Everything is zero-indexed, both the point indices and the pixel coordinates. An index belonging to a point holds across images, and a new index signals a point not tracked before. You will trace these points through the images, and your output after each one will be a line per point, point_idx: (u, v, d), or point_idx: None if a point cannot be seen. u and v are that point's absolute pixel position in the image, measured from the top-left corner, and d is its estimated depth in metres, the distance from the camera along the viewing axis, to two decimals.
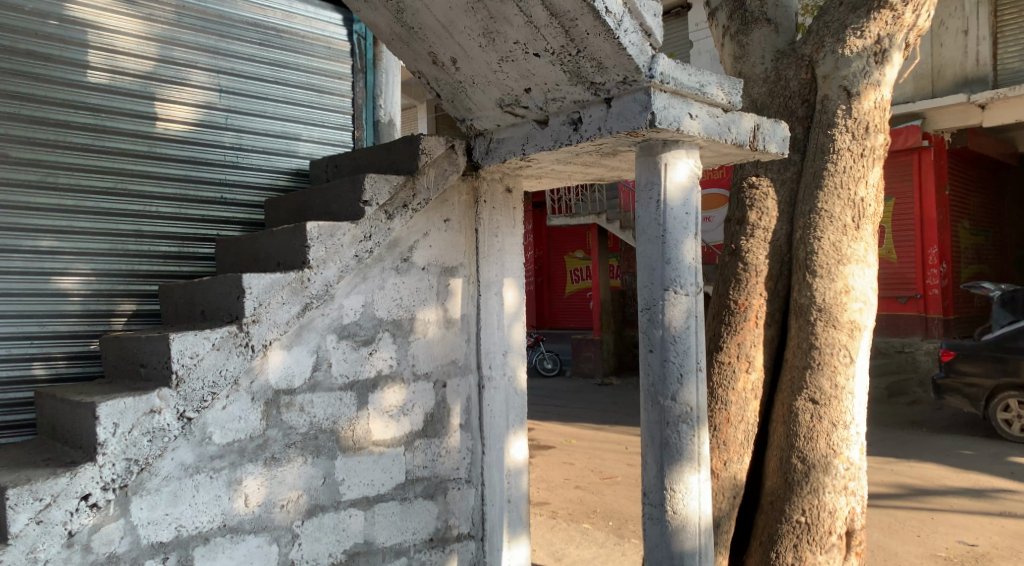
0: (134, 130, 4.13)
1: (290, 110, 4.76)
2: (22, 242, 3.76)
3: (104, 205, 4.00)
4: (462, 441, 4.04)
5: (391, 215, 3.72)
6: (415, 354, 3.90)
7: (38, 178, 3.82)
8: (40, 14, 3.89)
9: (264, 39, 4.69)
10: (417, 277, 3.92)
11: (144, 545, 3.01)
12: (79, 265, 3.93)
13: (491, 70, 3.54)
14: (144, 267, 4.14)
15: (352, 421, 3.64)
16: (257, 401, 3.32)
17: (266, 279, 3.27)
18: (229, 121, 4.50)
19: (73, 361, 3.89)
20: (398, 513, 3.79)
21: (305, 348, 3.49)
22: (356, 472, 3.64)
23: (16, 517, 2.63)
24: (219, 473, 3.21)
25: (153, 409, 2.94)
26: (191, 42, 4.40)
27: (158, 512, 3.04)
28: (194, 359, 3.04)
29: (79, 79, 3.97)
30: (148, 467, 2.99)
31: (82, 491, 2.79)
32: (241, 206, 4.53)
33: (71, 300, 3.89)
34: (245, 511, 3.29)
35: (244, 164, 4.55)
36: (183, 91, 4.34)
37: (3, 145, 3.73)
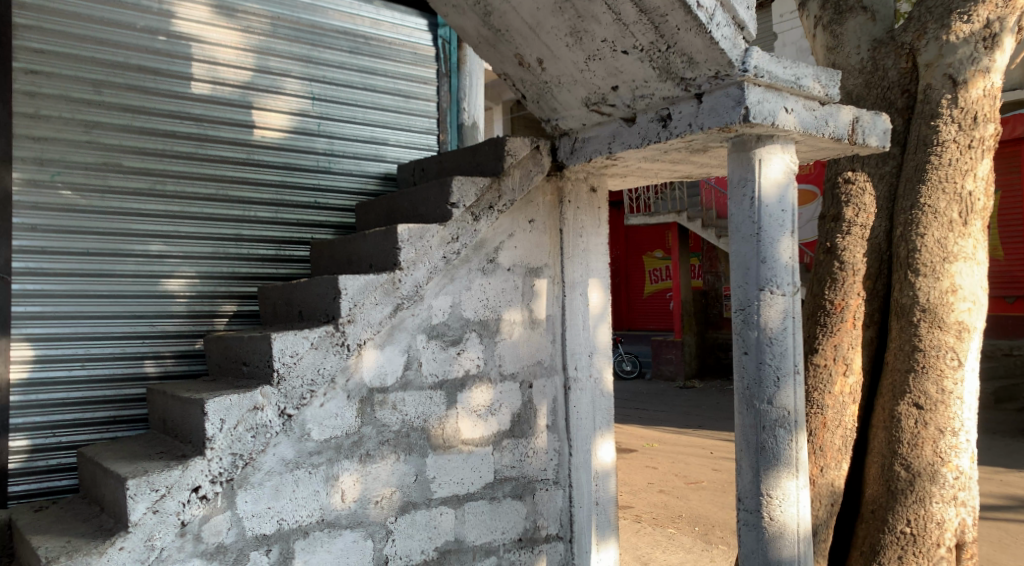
0: (234, 139, 4.32)
1: (378, 115, 4.87)
2: (134, 247, 3.98)
3: (207, 210, 4.20)
4: (549, 442, 4.03)
5: (478, 216, 3.75)
6: (501, 354, 3.92)
7: (148, 186, 4.03)
8: (149, 30, 4.10)
9: (353, 47, 4.81)
10: (503, 277, 3.93)
11: (249, 537, 3.13)
12: (185, 268, 4.13)
13: (577, 69, 3.53)
14: (244, 269, 4.32)
15: (442, 420, 3.69)
16: (352, 398, 3.41)
17: (360, 280, 3.39)
18: (321, 128, 4.64)
19: (181, 359, 4.09)
20: (487, 512, 3.82)
21: (396, 348, 3.56)
22: (446, 471, 3.69)
23: (135, 506, 2.83)
24: (317, 468, 3.31)
25: (256, 406, 3.10)
26: (286, 52, 4.56)
27: (261, 505, 3.15)
28: (294, 358, 3.20)
29: (184, 90, 4.18)
30: (252, 462, 3.12)
31: (193, 483, 2.95)
32: (334, 209, 4.65)
33: (178, 301, 4.10)
34: (341, 506, 3.38)
35: (335, 169, 4.67)
36: (279, 100, 4.51)
37: (117, 155, 3.95)
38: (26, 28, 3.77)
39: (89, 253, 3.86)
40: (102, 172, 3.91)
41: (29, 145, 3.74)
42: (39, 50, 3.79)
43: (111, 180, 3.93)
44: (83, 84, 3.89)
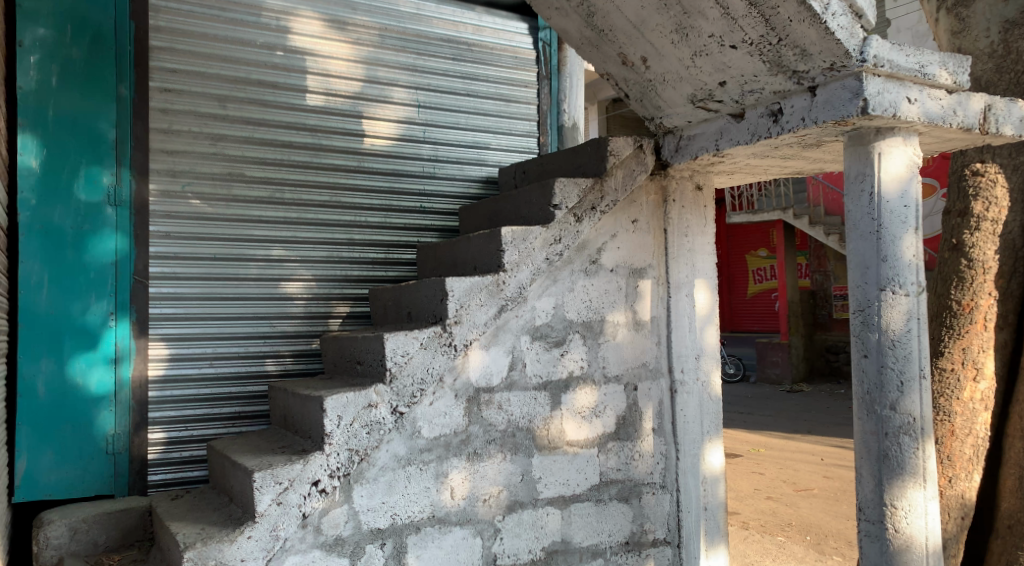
0: (346, 147, 4.49)
1: (481, 120, 4.95)
2: (256, 252, 4.20)
3: (321, 216, 4.39)
4: (656, 446, 3.98)
5: (580, 218, 3.75)
6: (606, 356, 3.89)
7: (268, 194, 4.25)
8: (268, 46, 4.32)
9: (457, 54, 4.90)
10: (607, 278, 3.89)
11: (365, 530, 3.24)
12: (301, 271, 4.32)
13: (683, 65, 3.47)
14: (356, 272, 4.48)
15: (547, 421, 3.71)
16: (460, 397, 3.47)
17: (466, 282, 3.46)
18: (426, 135, 4.76)
19: (299, 358, 4.29)
20: (593, 514, 3.80)
21: (501, 349, 3.59)
22: (552, 471, 3.70)
23: (261, 497, 3.00)
24: (428, 465, 3.39)
25: (371, 403, 3.23)
26: (393, 62, 4.69)
27: (376, 500, 3.26)
28: (405, 357, 3.32)
29: (299, 102, 4.37)
30: (366, 457, 3.24)
31: (313, 477, 3.10)
32: (439, 213, 4.76)
33: (296, 302, 4.30)
34: (452, 503, 3.45)
35: (439, 174, 4.78)
36: (388, 108, 4.65)
37: (240, 166, 4.19)
38: (161, 50, 4.03)
39: (215, 258, 4.10)
40: (227, 182, 4.15)
41: (163, 159, 4.00)
42: (172, 69, 4.05)
43: (235, 189, 4.17)
44: (209, 100, 4.13)
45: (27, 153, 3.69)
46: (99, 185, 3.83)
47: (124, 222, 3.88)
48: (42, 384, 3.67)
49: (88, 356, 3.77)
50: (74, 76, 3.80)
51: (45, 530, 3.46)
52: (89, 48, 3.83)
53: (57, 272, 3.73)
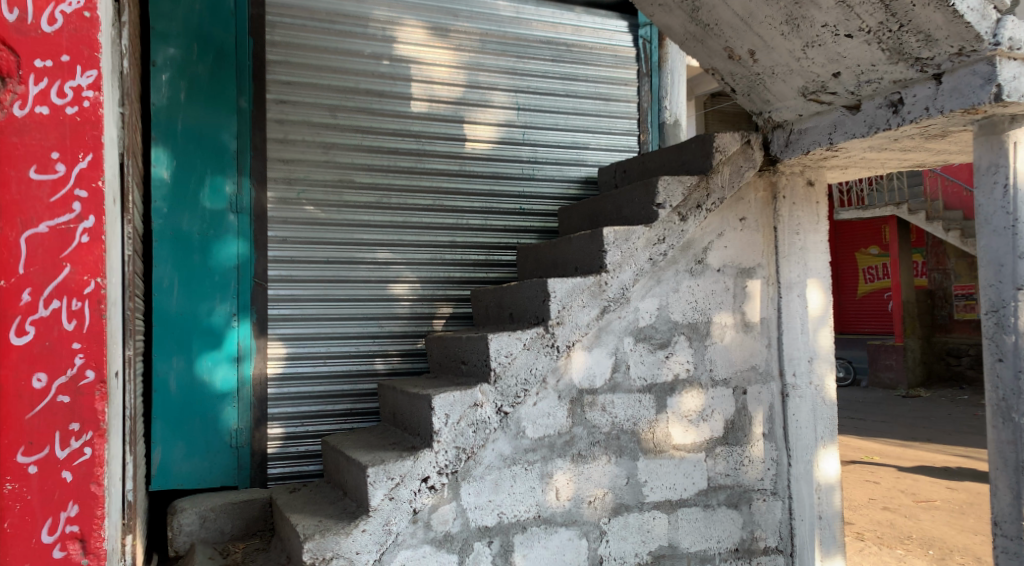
0: (448, 152, 4.58)
1: (580, 120, 4.94)
2: (364, 256, 4.35)
3: (425, 220, 4.50)
4: (767, 451, 3.86)
5: (685, 216, 3.69)
6: (713, 359, 3.79)
7: (375, 200, 4.38)
8: (375, 56, 4.44)
9: (556, 55, 4.90)
10: (713, 279, 3.80)
11: (473, 528, 3.29)
12: (406, 273, 4.44)
13: (794, 58, 3.35)
14: (458, 274, 4.57)
15: (653, 424, 3.65)
16: (563, 399, 3.47)
17: (568, 283, 3.45)
18: (526, 137, 4.79)
19: (406, 357, 4.41)
20: (701, 519, 3.72)
21: (604, 350, 3.56)
22: (658, 475, 3.65)
23: (374, 492, 3.09)
24: (533, 465, 3.41)
25: (476, 403, 3.28)
26: (494, 66, 4.74)
27: (483, 498, 3.31)
28: (508, 358, 3.35)
29: (404, 110, 4.49)
30: (473, 456, 3.29)
31: (423, 473, 3.17)
32: (539, 214, 4.79)
33: (402, 303, 4.42)
34: (557, 504, 3.46)
35: (539, 176, 4.81)
36: (488, 112, 4.71)
37: (350, 173, 4.34)
38: (276, 63, 4.21)
39: (326, 261, 4.27)
40: (338, 189, 4.31)
41: (280, 167, 4.20)
42: (286, 82, 4.23)
43: (346, 196, 4.32)
44: (321, 110, 4.30)
45: (159, 165, 3.93)
46: (223, 194, 4.05)
47: (245, 228, 4.09)
48: (173, 381, 3.91)
49: (214, 354, 3.99)
50: (200, 91, 4.02)
51: (178, 517, 3.68)
52: (212, 65, 4.05)
53: (187, 275, 3.96)
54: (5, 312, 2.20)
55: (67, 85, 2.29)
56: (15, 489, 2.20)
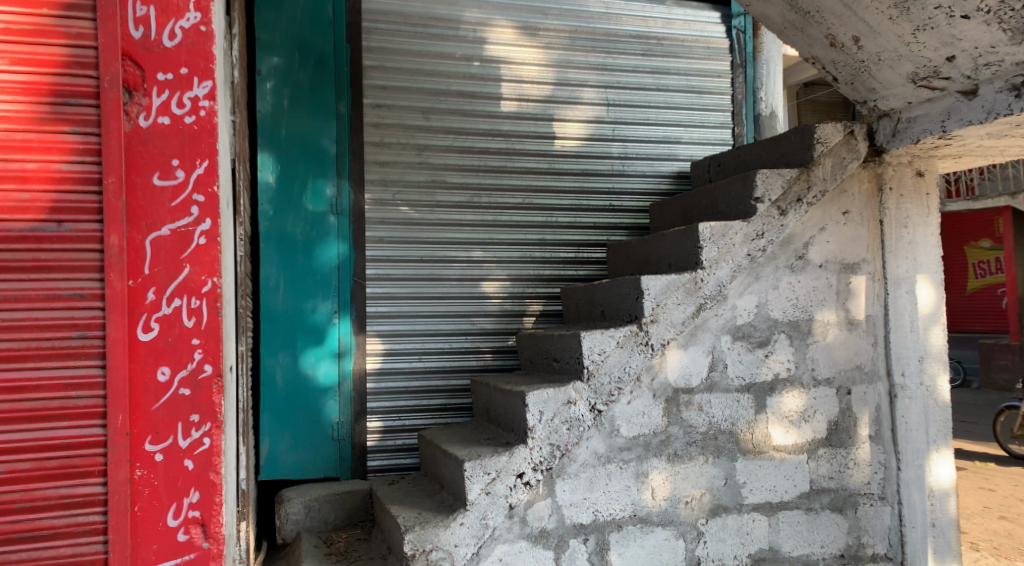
0: (538, 150, 4.60)
1: (672, 115, 4.86)
2: (457, 254, 4.43)
3: (515, 218, 4.54)
4: (874, 454, 3.71)
5: (785, 211, 3.57)
6: (815, 358, 3.67)
7: (467, 199, 4.46)
8: (466, 57, 4.50)
9: (647, 49, 4.83)
10: (815, 275, 3.67)
11: (569, 524, 3.31)
12: (497, 272, 4.50)
13: (903, 42, 3.21)
14: (548, 271, 4.59)
15: (751, 424, 3.57)
16: (658, 397, 3.43)
17: (662, 280, 3.41)
18: (616, 133, 4.76)
19: (498, 354, 4.47)
20: (804, 523, 3.61)
21: (700, 349, 3.50)
22: (757, 476, 3.56)
23: (471, 486, 3.14)
24: (628, 464, 3.39)
25: (570, 400, 3.29)
26: (584, 63, 4.72)
27: (578, 495, 3.32)
28: (602, 355, 3.34)
29: (495, 109, 4.53)
30: (568, 453, 3.30)
31: (518, 469, 3.21)
32: (629, 211, 4.76)
33: (493, 301, 4.48)
34: (653, 504, 3.42)
35: (630, 172, 4.77)
36: (578, 109, 4.70)
37: (443, 173, 4.43)
38: (372, 69, 4.33)
39: (420, 260, 4.37)
40: (431, 189, 4.40)
41: (377, 170, 4.32)
42: (381, 86, 4.34)
43: (438, 195, 4.41)
44: (414, 112, 4.39)
45: (265, 169, 4.11)
46: (323, 197, 4.19)
47: (345, 229, 4.23)
48: (280, 376, 4.09)
49: (317, 350, 4.15)
50: (302, 98, 4.18)
51: (285, 506, 3.84)
52: (313, 72, 4.20)
53: (291, 275, 4.13)
54: (134, 310, 2.54)
55: (186, 96, 2.60)
56: (143, 475, 2.54)
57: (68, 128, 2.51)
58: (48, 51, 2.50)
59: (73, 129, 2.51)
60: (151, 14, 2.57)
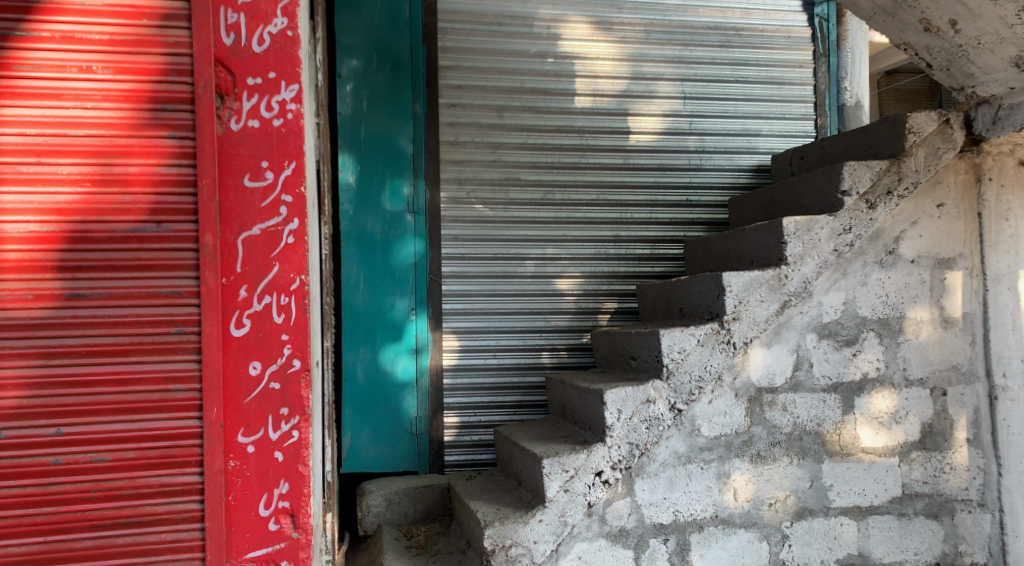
0: (613, 145, 4.56)
1: (751, 107, 4.74)
2: (531, 251, 4.44)
3: (590, 214, 4.51)
4: (972, 459, 3.54)
5: (873, 204, 3.44)
6: (906, 357, 3.52)
7: (541, 197, 4.46)
8: (540, 54, 4.48)
9: (725, 40, 4.71)
10: (907, 271, 3.52)
11: (649, 524, 3.29)
12: (572, 269, 4.48)
13: (1006, 24, 3.08)
14: (623, 268, 4.55)
15: (838, 425, 3.45)
16: (740, 397, 3.36)
17: (745, 277, 3.33)
18: (693, 126, 4.67)
19: (573, 351, 4.46)
20: (896, 529, 3.48)
21: (784, 347, 3.41)
22: (845, 479, 3.44)
23: (550, 483, 3.15)
24: (709, 464, 3.34)
25: (649, 399, 3.25)
26: (660, 56, 4.64)
27: (658, 495, 3.29)
28: (682, 354, 3.29)
29: (569, 106, 4.51)
30: (647, 452, 3.27)
31: (597, 467, 3.20)
32: (707, 206, 4.67)
33: (567, 298, 4.47)
34: (735, 505, 3.36)
35: (707, 166, 4.68)
36: (653, 104, 4.63)
37: (517, 171, 4.44)
38: (448, 69, 4.37)
39: (494, 258, 4.40)
40: (505, 187, 4.42)
41: (452, 168, 4.36)
42: (457, 85, 4.37)
43: (512, 193, 4.42)
44: (489, 111, 4.41)
45: (346, 170, 4.20)
46: (401, 196, 4.26)
47: (421, 228, 4.29)
48: (360, 371, 4.18)
49: (396, 346, 4.23)
50: (380, 100, 4.25)
51: (367, 499, 3.94)
52: (391, 74, 4.27)
53: (370, 272, 4.21)
54: (228, 306, 2.65)
55: (274, 99, 2.69)
56: (237, 466, 2.65)
57: (165, 133, 2.63)
58: (147, 60, 2.62)
59: (171, 134, 2.63)
60: (241, 21, 2.67)
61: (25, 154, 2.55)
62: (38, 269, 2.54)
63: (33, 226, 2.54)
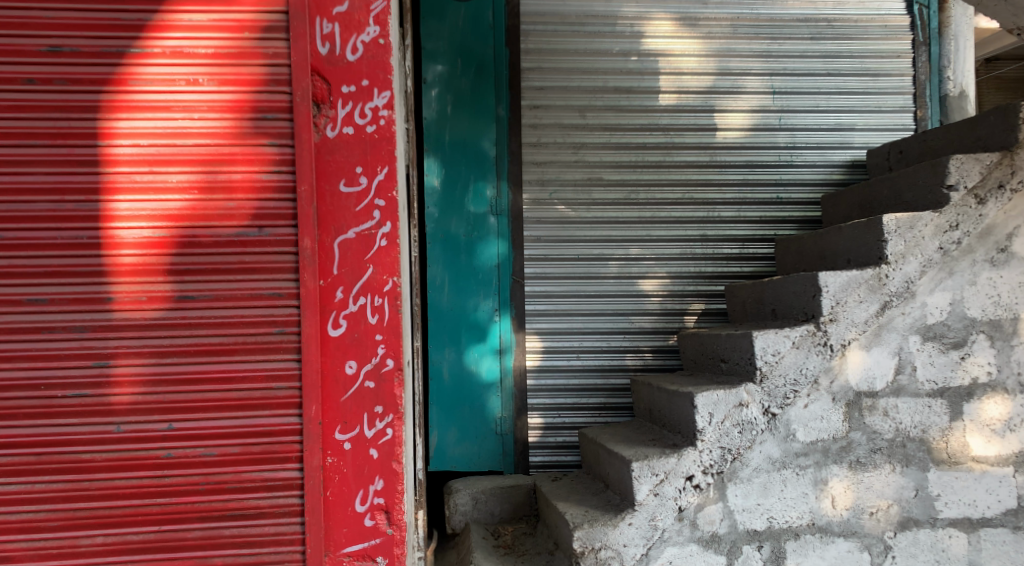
0: (699, 143, 4.47)
1: (845, 100, 4.56)
2: (615, 252, 4.40)
3: (675, 214, 4.44)
4: None
5: (983, 199, 3.27)
6: (1021, 361, 3.31)
7: (625, 196, 4.42)
8: (623, 52, 4.43)
9: (816, 32, 4.55)
10: (1021, 269, 3.31)
11: (742, 530, 3.22)
12: (657, 269, 4.43)
13: None
14: (711, 268, 4.46)
15: (945, 432, 3.28)
16: (838, 401, 3.24)
17: (842, 277, 3.22)
18: (783, 122, 4.52)
19: (658, 353, 4.40)
20: (1010, 543, 3.29)
21: (886, 350, 3.26)
22: (954, 489, 3.27)
23: (640, 487, 3.12)
24: (806, 470, 3.23)
25: (741, 402, 3.18)
26: (747, 51, 4.51)
27: (751, 501, 3.22)
28: (776, 356, 3.20)
29: (653, 104, 4.45)
30: (739, 457, 3.20)
31: (688, 472, 3.15)
32: (798, 204, 4.53)
33: (653, 299, 4.42)
34: (834, 513, 3.25)
35: (797, 162, 4.53)
36: (741, 99, 4.51)
37: (600, 171, 4.41)
38: (531, 70, 4.38)
39: (578, 259, 4.38)
40: (588, 187, 4.40)
41: (535, 170, 4.37)
42: (540, 87, 4.38)
43: (595, 193, 4.40)
44: (571, 111, 4.40)
45: (431, 174, 4.27)
46: (484, 198, 4.30)
47: (504, 229, 4.31)
48: (446, 371, 4.24)
49: (480, 347, 4.27)
50: (464, 104, 4.30)
51: (454, 497, 3.99)
52: (475, 77, 4.31)
53: (455, 274, 4.26)
54: (325, 308, 2.75)
55: (367, 106, 2.78)
56: (334, 462, 2.74)
57: (266, 141, 2.73)
58: (249, 71, 2.73)
59: (271, 141, 2.74)
60: (335, 30, 2.77)
61: (139, 164, 2.69)
62: (150, 272, 2.68)
63: (146, 232, 2.68)
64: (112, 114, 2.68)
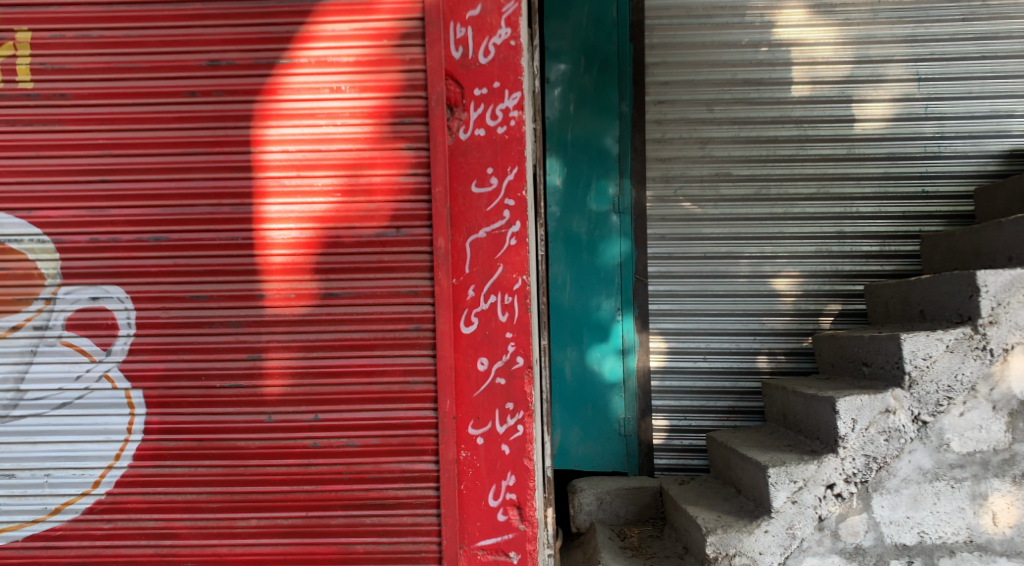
0: (835, 135, 4.25)
1: (1002, 84, 4.19)
2: (745, 250, 4.26)
3: (809, 210, 4.25)
4: None
5: None
6: None
7: (755, 192, 4.27)
8: (753, 44, 4.27)
9: (968, 13, 4.21)
10: None
11: (889, 544, 3.05)
12: (790, 268, 4.25)
13: None
14: (849, 267, 4.24)
15: None
16: (999, 411, 3.00)
17: (1004, 276, 2.98)
18: (930, 110, 4.23)
19: (791, 355, 4.23)
20: None
21: None
22: None
23: (777, 494, 3.00)
24: (961, 483, 3.02)
25: (888, 408, 3.00)
26: (889, 36, 4.23)
27: (899, 513, 3.04)
28: (927, 360, 2.99)
29: (785, 95, 4.26)
30: (886, 466, 3.02)
31: (829, 480, 3.01)
32: (946, 198, 4.22)
33: (785, 299, 4.24)
34: (994, 530, 3.03)
35: (946, 153, 4.23)
36: (882, 88, 4.24)
37: (728, 166, 4.28)
38: (656, 66, 4.31)
39: (705, 257, 4.27)
40: (715, 183, 4.28)
41: (659, 166, 4.30)
42: (665, 82, 4.30)
43: (723, 190, 4.28)
44: (698, 106, 4.29)
45: (555, 173, 4.27)
46: (606, 197, 4.27)
47: (628, 227, 4.27)
48: (569, 370, 4.26)
49: (602, 346, 4.25)
50: (588, 102, 4.28)
51: (579, 497, 3.98)
52: (598, 75, 4.28)
53: (578, 273, 4.25)
54: (458, 306, 2.83)
55: (498, 108, 2.84)
56: (468, 457, 2.82)
57: (404, 145, 2.83)
58: (388, 77, 2.84)
59: (408, 145, 2.83)
60: (468, 34, 2.84)
61: (287, 168, 2.85)
62: (299, 272, 2.83)
63: (294, 233, 2.84)
64: (263, 122, 2.85)
